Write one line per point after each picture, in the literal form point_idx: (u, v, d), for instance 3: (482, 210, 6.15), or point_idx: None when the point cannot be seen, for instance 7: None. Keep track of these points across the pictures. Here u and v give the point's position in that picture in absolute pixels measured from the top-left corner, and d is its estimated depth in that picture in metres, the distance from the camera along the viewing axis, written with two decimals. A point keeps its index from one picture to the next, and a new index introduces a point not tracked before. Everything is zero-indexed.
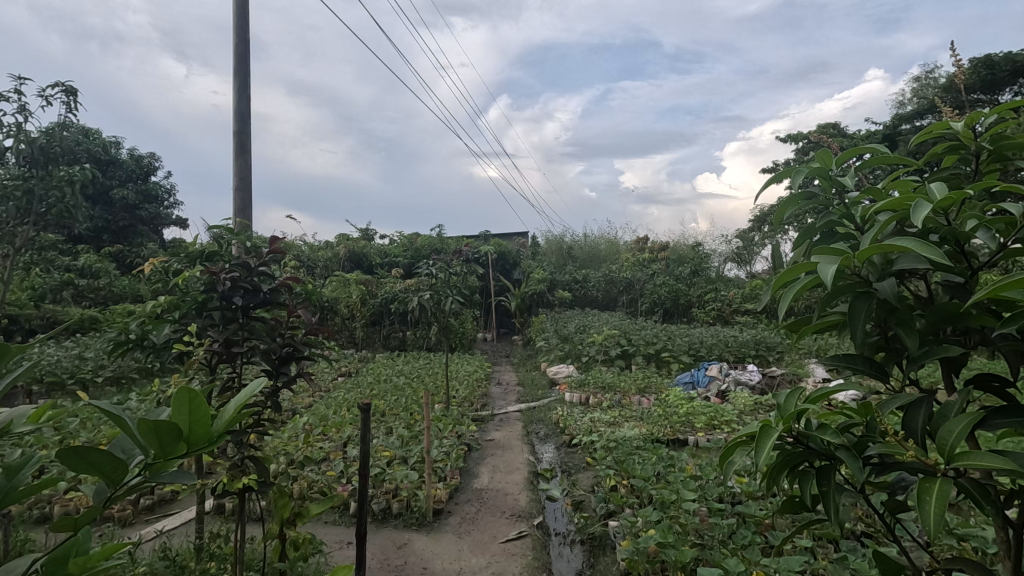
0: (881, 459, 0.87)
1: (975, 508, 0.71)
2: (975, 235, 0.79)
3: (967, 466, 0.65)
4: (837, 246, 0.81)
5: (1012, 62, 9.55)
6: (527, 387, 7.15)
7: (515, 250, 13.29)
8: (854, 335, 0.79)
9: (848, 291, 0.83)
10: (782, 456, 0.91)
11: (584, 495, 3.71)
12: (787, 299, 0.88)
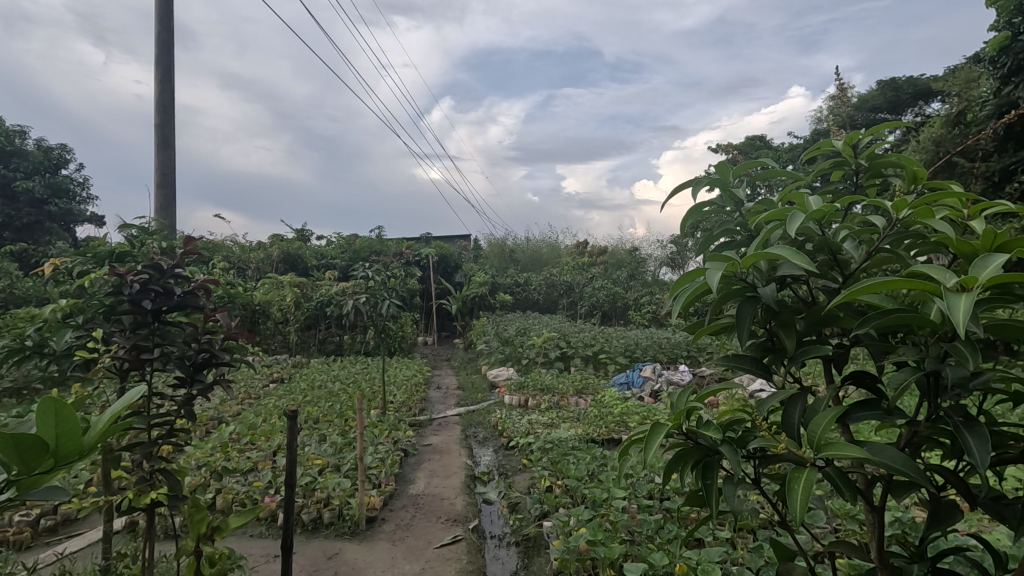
0: (764, 452, 0.94)
1: (841, 495, 0.77)
2: (842, 245, 0.87)
3: (829, 456, 0.72)
4: (725, 254, 0.86)
5: (913, 86, 10.50)
6: (466, 391, 7.11)
7: (457, 253, 13.25)
8: (742, 336, 0.85)
9: (735, 296, 0.89)
10: (677, 451, 0.96)
11: (519, 497, 3.73)
12: (683, 303, 0.93)
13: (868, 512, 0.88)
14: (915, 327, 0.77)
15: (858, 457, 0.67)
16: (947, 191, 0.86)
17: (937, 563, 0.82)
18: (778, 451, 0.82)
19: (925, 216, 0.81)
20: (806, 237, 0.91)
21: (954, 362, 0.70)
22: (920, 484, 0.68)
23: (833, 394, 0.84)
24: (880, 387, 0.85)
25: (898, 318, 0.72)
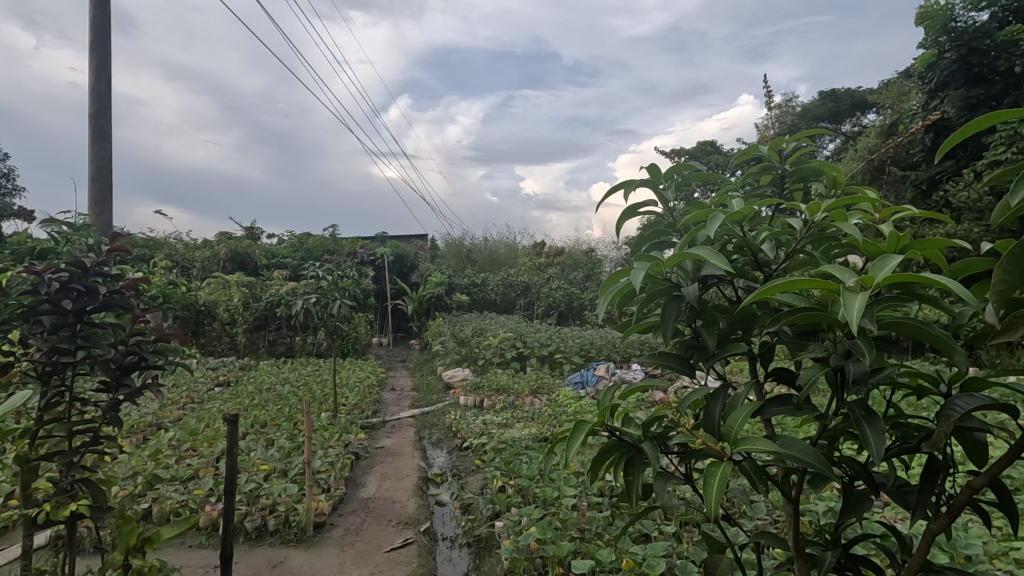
0: (685, 447, 0.96)
1: (756, 488, 0.80)
2: (760, 247, 0.92)
3: (742, 450, 0.74)
4: (650, 254, 0.89)
5: (850, 98, 11.08)
6: (422, 392, 7.02)
7: (414, 253, 13.10)
8: (666, 333, 0.87)
9: (661, 296, 0.92)
10: (602, 450, 0.98)
11: (472, 498, 3.70)
12: (610, 301, 0.95)
13: (786, 503, 0.91)
14: (826, 326, 0.81)
15: (771, 449, 0.70)
16: (861, 197, 0.91)
17: (848, 550, 0.86)
18: (698, 446, 0.84)
19: (837, 219, 0.86)
20: (729, 238, 0.95)
21: (856, 358, 0.74)
22: (826, 475, 0.72)
23: (751, 390, 0.87)
24: (797, 383, 0.88)
25: (806, 316, 0.75)
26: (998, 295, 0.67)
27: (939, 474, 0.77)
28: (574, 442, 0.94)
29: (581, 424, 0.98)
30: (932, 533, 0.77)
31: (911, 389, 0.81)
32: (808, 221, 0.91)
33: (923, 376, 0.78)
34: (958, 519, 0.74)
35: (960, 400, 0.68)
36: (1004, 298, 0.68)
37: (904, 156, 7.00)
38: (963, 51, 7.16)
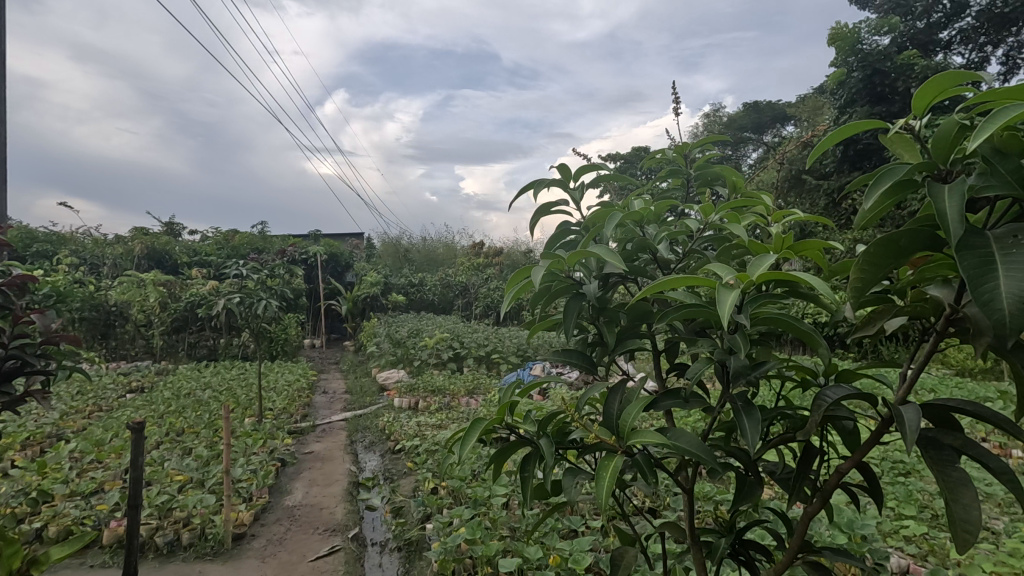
0: (580, 442, 0.99)
1: (647, 479, 0.83)
2: (656, 247, 0.97)
3: (634, 442, 0.77)
4: (553, 253, 0.92)
5: (772, 110, 11.78)
6: (354, 395, 6.81)
7: (348, 252, 12.74)
8: (567, 330, 0.90)
9: (564, 294, 0.95)
10: (500, 447, 0.99)
11: (403, 500, 3.62)
12: (514, 299, 0.97)
13: (681, 491, 0.96)
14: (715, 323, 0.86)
15: (658, 442, 0.73)
16: (755, 200, 0.98)
17: (742, 535, 0.91)
18: (593, 440, 0.86)
19: (729, 221, 0.92)
20: (630, 239, 0.99)
21: (737, 352, 0.79)
22: (709, 464, 0.76)
23: (647, 384, 0.91)
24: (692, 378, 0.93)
25: (692, 312, 0.79)
26: (858, 293, 0.73)
27: (815, 461, 0.82)
28: (468, 440, 0.95)
29: (477, 423, 0.99)
30: (809, 516, 0.82)
31: (790, 381, 0.87)
32: (704, 222, 0.97)
33: (800, 367, 0.84)
34: (830, 502, 0.80)
35: (829, 391, 0.74)
36: (863, 296, 0.74)
37: (817, 167, 7.52)
38: (868, 71, 7.79)
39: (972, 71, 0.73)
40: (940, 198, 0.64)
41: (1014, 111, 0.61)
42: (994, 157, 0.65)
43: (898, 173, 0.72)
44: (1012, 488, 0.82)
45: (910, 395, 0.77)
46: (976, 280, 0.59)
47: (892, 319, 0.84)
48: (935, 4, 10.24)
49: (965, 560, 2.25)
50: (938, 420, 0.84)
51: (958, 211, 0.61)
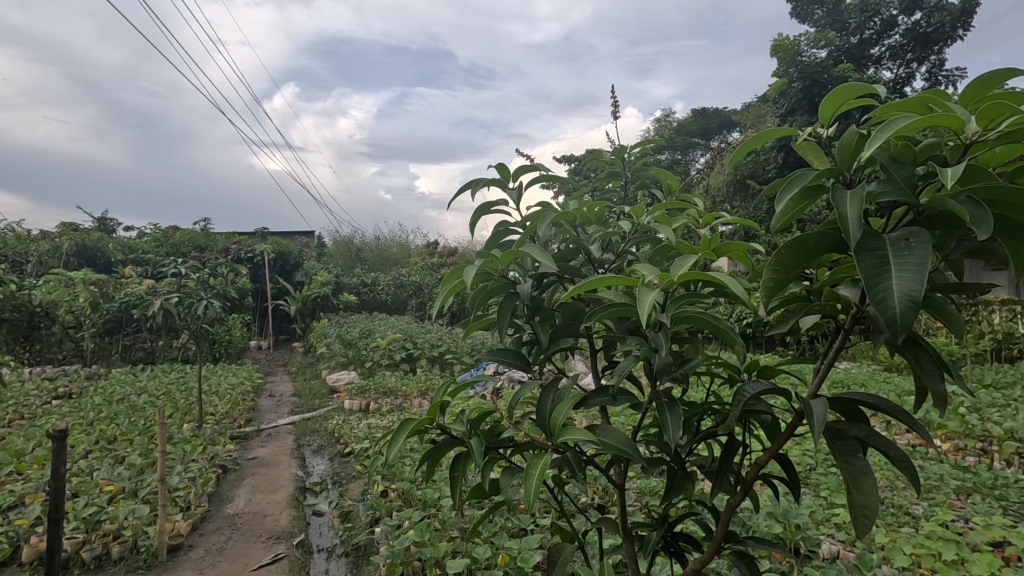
0: (513, 442, 1.00)
1: (576, 476, 0.86)
2: (588, 247, 1.00)
3: (564, 439, 0.79)
4: (488, 252, 0.93)
5: (718, 116, 12.22)
6: (303, 397, 6.62)
7: (298, 250, 12.38)
8: (500, 330, 0.92)
9: (499, 293, 0.97)
10: (433, 447, 1.00)
11: (352, 504, 3.53)
12: (450, 297, 0.98)
13: (616, 487, 0.98)
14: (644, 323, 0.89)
15: (584, 439, 0.75)
16: (684, 204, 1.02)
17: (673, 528, 0.94)
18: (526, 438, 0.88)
19: (657, 222, 0.97)
20: (568, 239, 1.02)
21: (661, 350, 0.82)
22: (634, 459, 0.79)
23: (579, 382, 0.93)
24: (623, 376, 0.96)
25: (619, 310, 0.82)
26: (773, 293, 0.77)
27: (737, 454, 0.86)
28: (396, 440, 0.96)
29: (409, 423, 0.99)
30: (732, 508, 0.85)
31: (712, 377, 0.91)
32: (636, 224, 1.02)
33: (725, 363, 0.87)
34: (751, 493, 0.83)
35: (748, 385, 0.77)
36: (776, 297, 0.78)
37: (760, 173, 7.85)
38: (807, 82, 8.20)
39: (867, 84, 0.78)
40: (843, 202, 0.68)
41: (900, 123, 0.66)
42: (888, 164, 0.70)
43: (806, 179, 0.77)
44: (909, 474, 0.88)
45: (821, 389, 0.81)
46: (872, 279, 0.63)
47: (807, 317, 0.89)
48: (866, 22, 10.85)
49: (889, 544, 2.40)
50: (848, 413, 0.89)
51: (855, 215, 0.65)
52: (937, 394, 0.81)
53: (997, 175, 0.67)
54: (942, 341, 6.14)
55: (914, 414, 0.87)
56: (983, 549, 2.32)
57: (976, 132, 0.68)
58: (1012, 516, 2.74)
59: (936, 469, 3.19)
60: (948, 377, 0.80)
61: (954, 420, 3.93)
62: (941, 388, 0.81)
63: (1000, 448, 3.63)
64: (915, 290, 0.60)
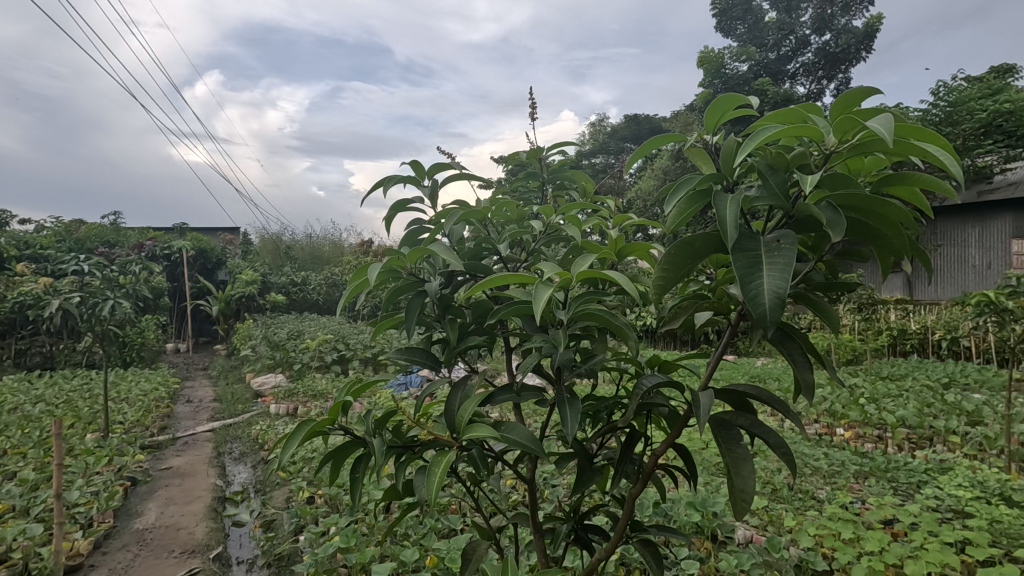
0: (418, 442, 1.00)
1: (479, 473, 0.88)
2: (497, 247, 1.03)
3: (467, 436, 0.81)
4: (395, 251, 0.95)
5: (649, 123, 12.69)
6: (224, 402, 6.26)
7: (220, 247, 11.72)
8: (408, 328, 0.94)
9: (408, 290, 0.98)
10: (337, 449, 1.00)
11: (275, 513, 3.36)
12: (357, 292, 0.99)
13: (527, 483, 1.01)
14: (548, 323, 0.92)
15: (486, 435, 0.77)
16: (591, 206, 1.08)
17: (583, 520, 0.99)
18: (432, 435, 0.88)
19: (567, 221, 1.03)
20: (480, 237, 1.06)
21: (560, 346, 0.84)
22: (538, 454, 0.80)
23: (488, 379, 0.95)
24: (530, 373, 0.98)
25: (520, 308, 0.85)
26: (664, 291, 0.81)
27: (636, 447, 0.90)
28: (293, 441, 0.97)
29: (311, 425, 1.00)
30: (633, 497, 0.89)
31: (612, 372, 0.95)
32: (545, 225, 1.08)
33: (628, 359, 0.91)
34: (651, 483, 0.87)
35: (644, 379, 0.80)
36: (667, 294, 0.81)
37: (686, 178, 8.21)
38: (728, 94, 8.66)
39: (746, 97, 0.85)
40: (723, 204, 0.73)
41: (767, 133, 0.73)
42: (764, 170, 0.75)
43: (690, 184, 0.82)
44: (790, 460, 0.96)
45: (710, 382, 0.86)
46: (747, 277, 0.68)
47: (699, 313, 0.94)
48: (783, 39, 11.73)
49: (796, 527, 2.59)
50: (737, 405, 0.95)
51: (733, 216, 0.70)
52: (806, 384, 0.89)
53: (857, 182, 0.73)
54: (846, 337, 6.66)
55: (791, 404, 0.94)
56: (876, 526, 2.55)
57: (833, 144, 0.75)
58: (901, 495, 3.02)
59: (838, 455, 3.46)
60: (817, 368, 0.87)
61: (855, 410, 4.27)
62: (811, 378, 0.88)
63: (893, 434, 3.99)
64: (782, 287, 0.65)
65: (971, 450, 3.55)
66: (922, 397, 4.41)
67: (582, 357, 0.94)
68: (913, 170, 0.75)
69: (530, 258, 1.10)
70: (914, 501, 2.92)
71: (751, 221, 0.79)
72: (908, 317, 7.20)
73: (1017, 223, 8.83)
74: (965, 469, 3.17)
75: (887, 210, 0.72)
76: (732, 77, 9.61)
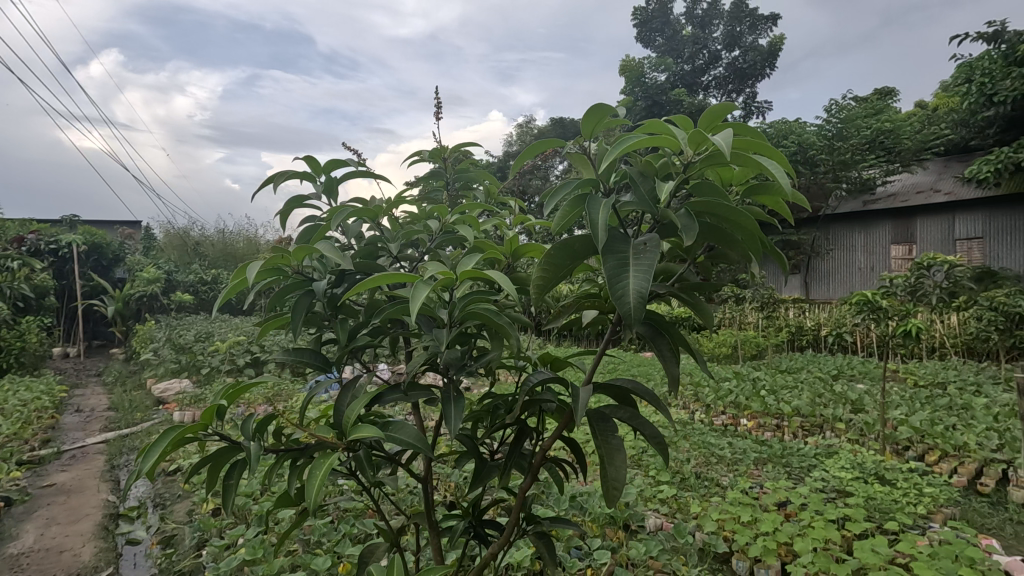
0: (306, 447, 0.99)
1: (365, 473, 0.89)
2: (391, 245, 1.08)
3: (352, 438, 0.81)
4: (280, 248, 0.96)
5: (573, 127, 13.03)
6: (121, 411, 5.75)
7: (118, 243, 10.76)
8: (295, 328, 0.96)
9: (296, 290, 1.00)
10: (213, 456, 0.96)
11: (176, 528, 3.12)
12: (242, 291, 0.99)
13: (424, 483, 1.03)
14: (434, 319, 0.97)
15: (371, 435, 0.78)
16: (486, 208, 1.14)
17: (481, 515, 1.03)
18: (318, 437, 0.88)
19: (465, 220, 1.12)
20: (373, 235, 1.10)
21: (446, 342, 0.88)
22: (423, 453, 0.83)
23: (377, 379, 0.97)
24: (421, 371, 1.01)
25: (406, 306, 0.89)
26: (546, 289, 0.84)
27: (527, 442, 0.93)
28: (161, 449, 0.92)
29: (184, 432, 0.95)
30: (524, 491, 0.92)
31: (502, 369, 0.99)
32: (446, 223, 1.16)
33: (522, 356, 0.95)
34: (538, 476, 0.91)
35: (530, 375, 0.84)
36: (548, 293, 0.85)
37: None
38: None
39: (614, 110, 0.93)
40: (596, 209, 0.77)
41: (633, 142, 0.79)
42: (636, 177, 0.80)
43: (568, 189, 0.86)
44: (664, 448, 1.03)
45: (594, 378, 0.90)
46: (614, 278, 0.72)
47: (585, 311, 1.00)
48: (697, 53, 12.46)
49: (702, 513, 2.74)
50: (620, 399, 1.01)
51: (602, 219, 0.74)
52: (674, 377, 0.95)
53: (718, 193, 0.80)
54: (750, 335, 7.14)
55: (665, 397, 1.01)
56: (771, 508, 2.75)
57: (691, 155, 0.81)
58: (793, 479, 3.29)
59: (741, 444, 3.71)
60: (683, 362, 0.94)
61: (756, 402, 4.60)
62: (678, 371, 0.96)
63: (788, 423, 4.33)
64: (644, 286, 0.69)
65: (854, 435, 3.92)
66: (814, 389, 4.81)
67: (471, 355, 0.98)
68: (767, 182, 0.83)
69: (426, 255, 1.15)
70: (804, 483, 3.18)
71: (623, 225, 0.84)
72: (804, 315, 7.84)
73: (895, 230, 9.82)
74: (847, 453, 3.50)
75: (742, 219, 0.80)
76: (650, 86, 10.09)
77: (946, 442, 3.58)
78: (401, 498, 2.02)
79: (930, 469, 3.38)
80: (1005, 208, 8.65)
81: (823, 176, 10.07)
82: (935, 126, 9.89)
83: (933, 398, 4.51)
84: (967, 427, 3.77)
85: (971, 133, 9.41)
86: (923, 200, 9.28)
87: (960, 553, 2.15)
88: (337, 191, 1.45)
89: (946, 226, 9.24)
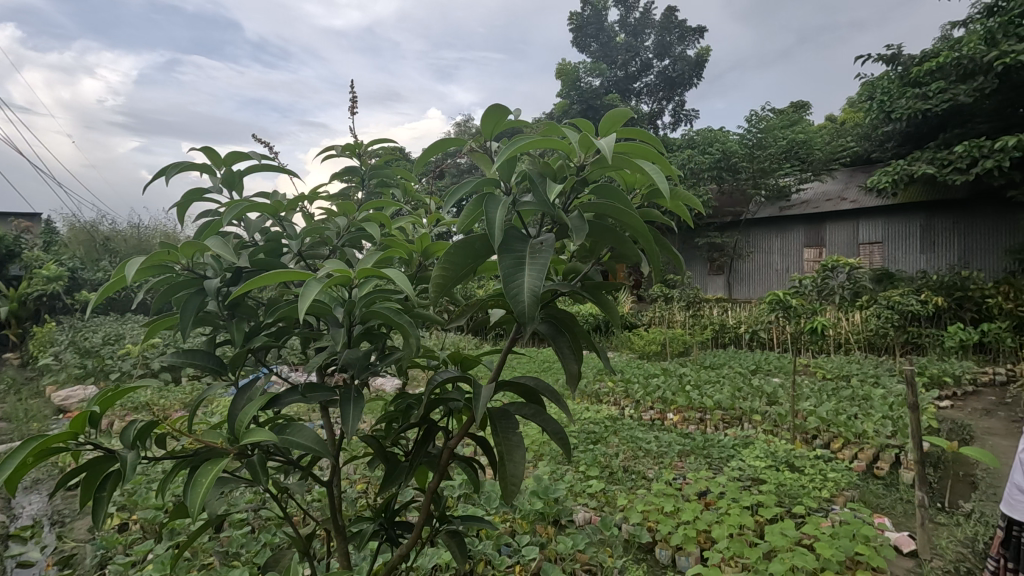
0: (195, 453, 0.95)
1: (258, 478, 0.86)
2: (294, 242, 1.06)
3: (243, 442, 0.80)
4: (166, 245, 0.92)
5: None
6: (13, 421, 5.21)
7: (12, 237, 9.75)
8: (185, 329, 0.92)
9: (185, 289, 0.96)
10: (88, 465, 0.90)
11: (76, 547, 2.86)
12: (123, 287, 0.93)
13: (329, 486, 1.02)
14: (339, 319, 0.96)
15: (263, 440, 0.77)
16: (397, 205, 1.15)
17: (390, 517, 1.04)
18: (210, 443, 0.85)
19: (374, 219, 1.11)
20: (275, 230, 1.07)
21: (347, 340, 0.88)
22: (321, 456, 0.83)
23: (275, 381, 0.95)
24: (325, 372, 1.00)
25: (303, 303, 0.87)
26: (446, 287, 0.85)
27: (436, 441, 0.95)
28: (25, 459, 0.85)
29: (53, 440, 0.88)
30: (432, 490, 0.93)
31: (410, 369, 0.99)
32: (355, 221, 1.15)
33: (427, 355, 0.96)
34: (445, 474, 0.92)
35: (434, 375, 0.85)
36: (449, 291, 0.85)
37: None
38: None
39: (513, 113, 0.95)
40: (495, 210, 0.78)
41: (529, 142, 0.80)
42: (536, 178, 0.82)
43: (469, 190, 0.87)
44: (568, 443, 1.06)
45: (499, 377, 0.92)
46: (510, 275, 0.73)
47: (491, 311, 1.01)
48: (630, 60, 12.85)
49: (628, 505, 2.83)
50: (526, 396, 1.03)
51: (499, 218, 0.75)
52: (573, 374, 0.98)
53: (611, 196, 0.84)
54: (678, 333, 7.44)
55: (570, 393, 1.04)
56: (693, 498, 2.87)
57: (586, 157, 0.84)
58: (713, 469, 3.46)
59: (666, 437, 3.86)
60: (582, 360, 0.97)
61: (682, 397, 4.80)
62: (578, 369, 0.99)
63: (711, 416, 4.55)
64: (538, 285, 0.71)
65: (769, 426, 4.18)
66: (735, 383, 5.09)
67: (375, 354, 0.97)
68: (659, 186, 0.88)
69: (334, 253, 1.14)
70: (723, 472, 3.36)
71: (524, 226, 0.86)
72: (727, 313, 8.26)
73: (807, 234, 10.55)
74: (762, 443, 3.73)
75: (635, 221, 0.84)
76: (585, 90, 10.38)
77: (848, 430, 3.90)
78: (324, 504, 1.96)
79: (835, 456, 3.66)
80: (901, 215, 9.47)
81: (744, 182, 10.68)
82: (841, 139, 10.73)
83: (838, 389, 4.89)
84: (867, 416, 4.11)
85: (873, 145, 10.27)
86: (831, 207, 10.01)
87: (857, 531, 2.33)
88: (241, 185, 1.40)
89: (851, 230, 10.01)
